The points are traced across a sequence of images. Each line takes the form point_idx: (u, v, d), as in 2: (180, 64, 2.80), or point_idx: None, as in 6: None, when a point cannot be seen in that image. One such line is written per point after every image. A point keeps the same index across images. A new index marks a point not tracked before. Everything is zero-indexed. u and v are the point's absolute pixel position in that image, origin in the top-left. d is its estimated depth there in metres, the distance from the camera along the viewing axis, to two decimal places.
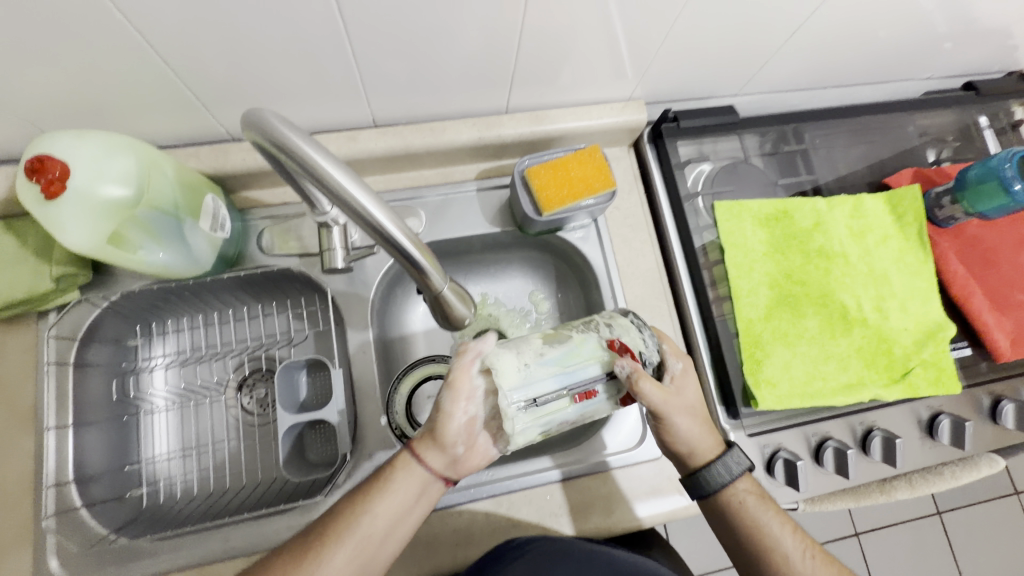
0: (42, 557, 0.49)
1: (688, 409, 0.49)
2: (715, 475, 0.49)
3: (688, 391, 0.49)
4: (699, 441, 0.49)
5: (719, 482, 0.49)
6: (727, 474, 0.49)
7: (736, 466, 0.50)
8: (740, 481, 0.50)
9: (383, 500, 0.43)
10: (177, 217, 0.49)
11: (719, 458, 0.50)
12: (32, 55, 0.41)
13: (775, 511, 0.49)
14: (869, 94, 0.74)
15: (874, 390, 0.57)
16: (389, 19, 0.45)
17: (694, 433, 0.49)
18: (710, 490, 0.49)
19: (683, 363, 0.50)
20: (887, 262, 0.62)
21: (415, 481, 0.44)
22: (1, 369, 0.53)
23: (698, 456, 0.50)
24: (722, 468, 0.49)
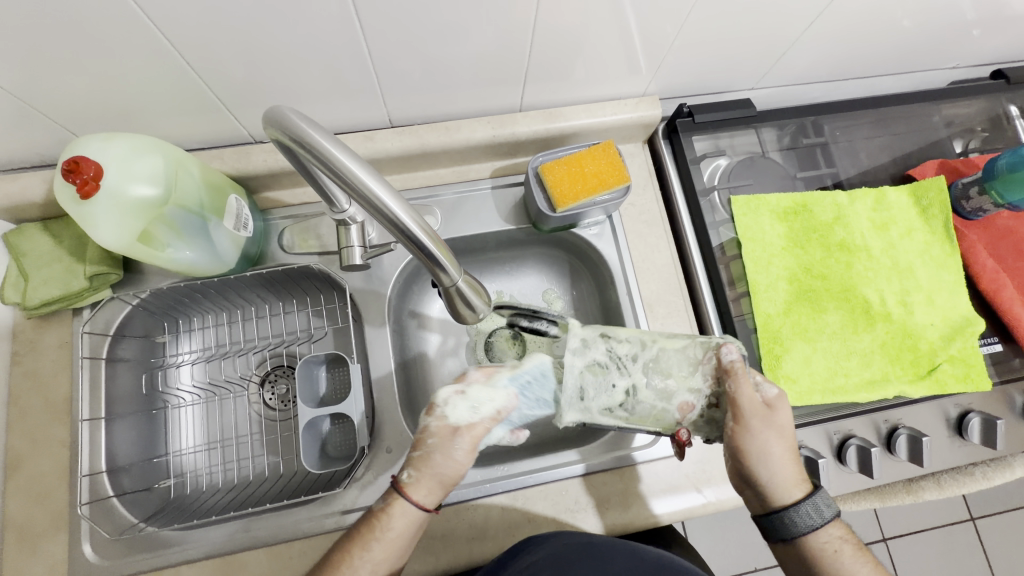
0: (76, 543, 0.51)
1: (777, 428, 0.46)
2: (803, 516, 0.44)
3: (783, 413, 0.46)
4: (780, 468, 0.46)
5: (807, 525, 0.44)
6: (817, 517, 0.44)
7: (826, 508, 0.45)
8: (833, 528, 0.44)
9: (380, 548, 0.43)
10: (202, 216, 0.51)
11: (807, 497, 0.45)
12: (68, 64, 0.43)
13: (874, 567, 0.44)
14: (891, 85, 0.72)
15: (898, 386, 0.56)
16: (405, 21, 0.46)
17: (778, 455, 0.46)
18: (796, 533, 0.44)
19: (777, 387, 0.48)
20: (913, 256, 0.60)
21: (410, 522, 0.45)
22: (38, 363, 0.56)
23: (783, 491, 0.46)
24: (811, 510, 0.44)
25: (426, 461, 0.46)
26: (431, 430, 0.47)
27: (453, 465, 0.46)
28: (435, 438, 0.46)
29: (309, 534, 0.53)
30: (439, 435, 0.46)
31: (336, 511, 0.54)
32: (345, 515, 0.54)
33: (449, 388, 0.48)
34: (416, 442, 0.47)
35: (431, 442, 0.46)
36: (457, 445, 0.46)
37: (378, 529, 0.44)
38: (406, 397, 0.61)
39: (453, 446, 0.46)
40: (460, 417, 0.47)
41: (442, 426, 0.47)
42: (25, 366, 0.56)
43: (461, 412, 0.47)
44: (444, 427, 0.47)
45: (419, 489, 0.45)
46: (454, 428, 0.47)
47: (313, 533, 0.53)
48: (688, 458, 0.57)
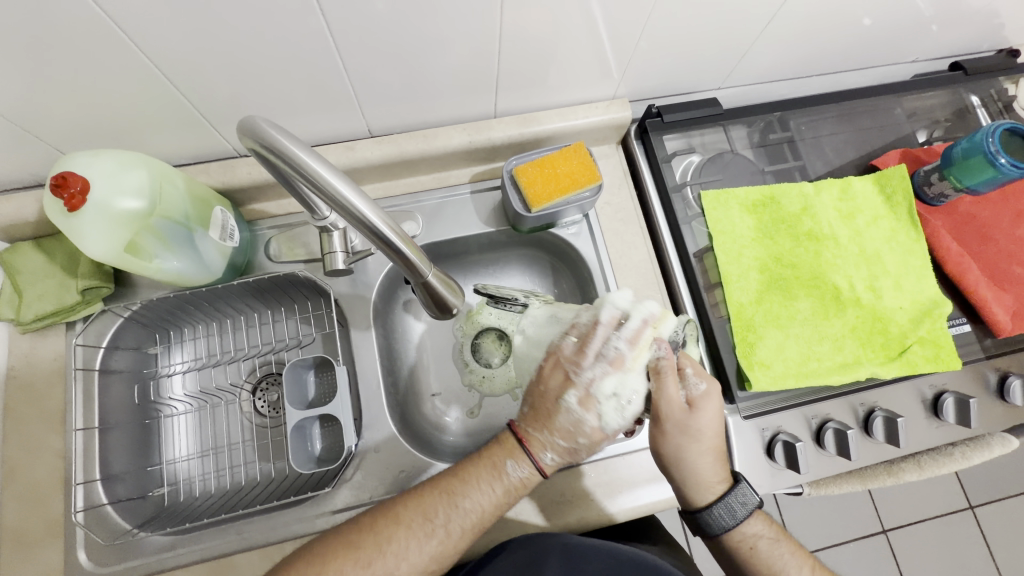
0: (72, 551, 0.52)
1: (694, 432, 0.48)
2: (715, 517, 0.49)
3: (704, 414, 0.48)
4: (699, 472, 0.48)
5: (720, 525, 0.49)
6: (729, 519, 0.48)
7: (741, 508, 0.49)
8: (751, 525, 0.49)
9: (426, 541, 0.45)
10: (188, 226, 0.53)
11: (719, 499, 0.48)
12: (57, 87, 0.46)
13: (792, 551, 0.50)
14: (856, 80, 0.75)
15: (869, 368, 0.57)
16: (378, 36, 0.48)
17: (693, 456, 0.48)
18: (712, 531, 0.49)
19: (708, 384, 0.48)
20: (879, 242, 0.62)
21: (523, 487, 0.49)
22: (32, 377, 0.57)
23: (699, 492, 0.49)
24: (723, 511, 0.48)
25: (571, 453, 0.49)
26: (587, 432, 0.48)
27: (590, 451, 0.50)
28: (587, 437, 0.48)
29: (301, 534, 0.54)
30: (592, 437, 0.48)
31: (327, 511, 0.55)
32: (335, 514, 0.55)
33: (615, 386, 0.47)
34: (570, 438, 0.48)
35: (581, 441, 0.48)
36: (602, 441, 0.49)
37: (505, 487, 0.48)
38: (393, 399, 0.62)
39: (602, 442, 0.49)
40: (615, 420, 0.48)
41: (595, 429, 0.48)
42: (20, 380, 0.57)
43: (615, 415, 0.48)
44: (597, 432, 0.48)
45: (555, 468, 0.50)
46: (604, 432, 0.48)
47: (304, 533, 0.54)
48: None
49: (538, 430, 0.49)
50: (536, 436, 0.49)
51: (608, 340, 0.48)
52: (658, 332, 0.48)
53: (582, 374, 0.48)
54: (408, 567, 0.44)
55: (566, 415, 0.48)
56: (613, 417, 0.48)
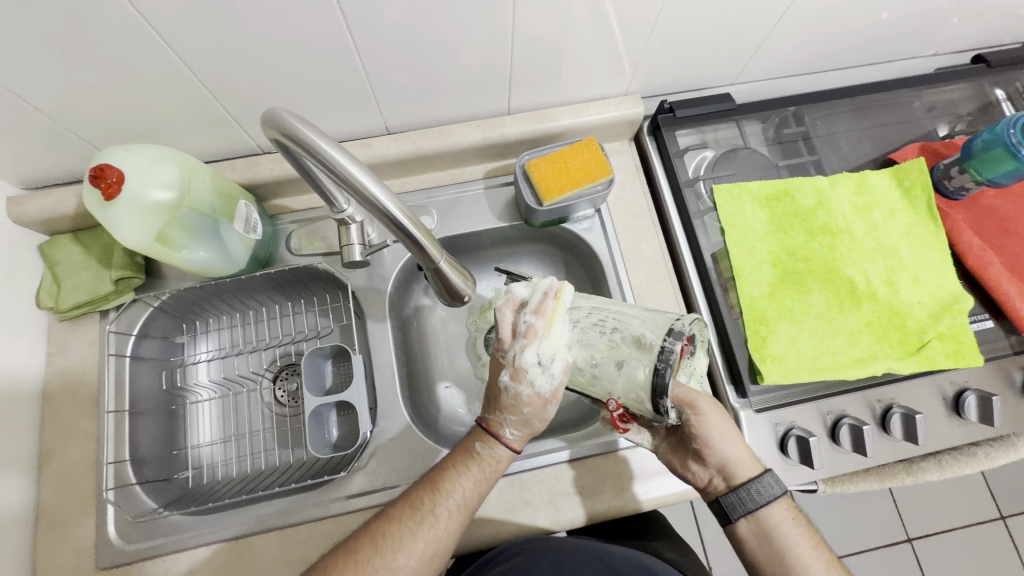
0: (102, 527, 0.55)
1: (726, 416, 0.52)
2: (768, 485, 0.50)
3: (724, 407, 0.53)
4: (738, 449, 0.51)
5: (765, 495, 0.50)
6: (772, 491, 0.50)
7: (777, 485, 0.51)
8: (782, 504, 0.51)
9: (422, 535, 0.46)
10: (214, 218, 0.55)
11: (760, 474, 0.51)
12: (98, 87, 0.49)
13: (814, 541, 0.50)
14: (873, 74, 0.74)
15: (886, 363, 0.56)
16: (395, 36, 0.50)
17: (733, 441, 0.51)
18: (760, 502, 0.50)
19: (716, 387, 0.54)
20: (896, 236, 0.61)
21: (499, 463, 0.49)
22: (68, 362, 0.61)
23: (740, 468, 0.51)
24: (770, 482, 0.51)
25: (525, 423, 0.48)
26: (525, 400, 0.47)
27: (545, 419, 0.49)
28: (531, 405, 0.47)
29: (317, 518, 0.55)
30: (535, 405, 0.47)
31: (342, 496, 0.56)
32: (350, 499, 0.56)
33: (529, 351, 0.45)
34: (513, 408, 0.47)
35: (525, 409, 0.47)
36: (550, 404, 0.48)
37: (483, 469, 0.49)
38: (407, 389, 0.64)
39: (548, 407, 0.48)
40: (543, 383, 0.46)
41: (533, 397, 0.47)
42: (58, 365, 0.61)
43: (543, 379, 0.46)
44: (536, 397, 0.47)
45: (515, 440, 0.49)
46: (545, 398, 0.47)
47: (320, 517, 0.56)
48: None
49: (494, 413, 0.49)
50: (493, 417, 0.49)
51: (519, 313, 0.48)
52: (561, 301, 0.47)
53: (507, 353, 0.47)
54: (405, 557, 0.45)
55: (505, 393, 0.47)
56: (537, 382, 0.46)
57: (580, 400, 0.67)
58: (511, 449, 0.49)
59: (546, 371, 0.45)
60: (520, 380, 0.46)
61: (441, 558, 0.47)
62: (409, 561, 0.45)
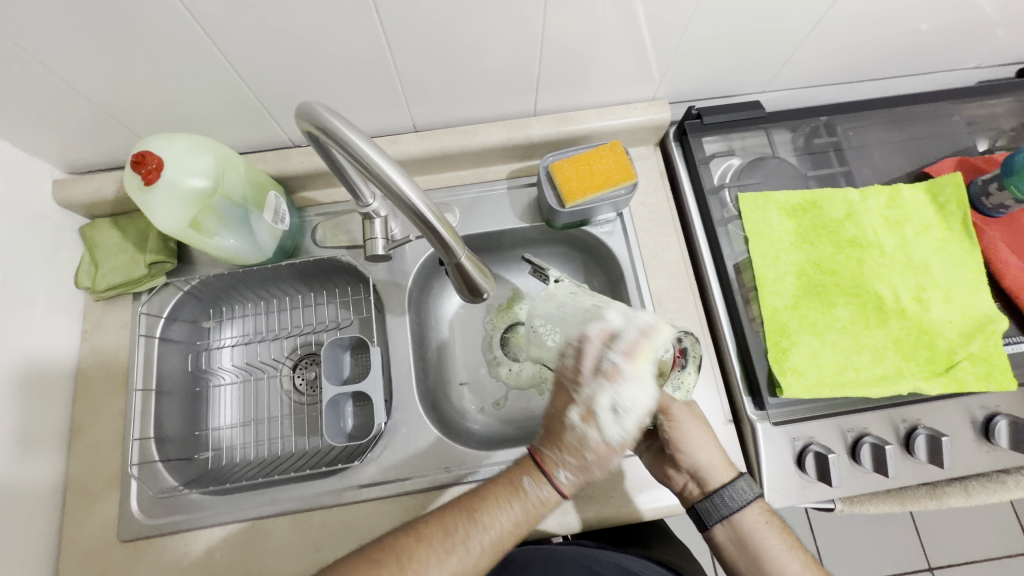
0: (125, 501, 0.57)
1: (698, 423, 0.54)
2: (740, 491, 0.52)
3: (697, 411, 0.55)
4: (711, 455, 0.53)
5: (739, 501, 0.52)
6: (746, 495, 0.52)
7: (751, 490, 0.52)
8: (756, 507, 0.52)
9: (451, 564, 0.44)
10: (245, 208, 0.57)
11: (733, 479, 0.52)
12: (143, 78, 0.51)
13: (790, 543, 0.52)
14: (911, 86, 0.72)
15: (912, 382, 0.55)
16: (427, 36, 0.51)
17: (704, 448, 0.53)
18: (734, 507, 0.51)
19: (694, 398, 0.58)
20: (928, 252, 0.60)
21: (546, 505, 0.47)
22: (101, 341, 0.63)
23: (712, 475, 0.53)
24: (743, 487, 0.52)
25: (584, 469, 0.47)
26: (592, 448, 0.45)
27: (607, 467, 0.47)
28: (597, 453, 0.45)
29: (329, 505, 0.56)
30: (600, 453, 0.45)
31: (354, 485, 0.57)
32: (361, 489, 0.57)
33: (606, 396, 0.44)
34: (577, 451, 0.46)
35: (590, 457, 0.46)
36: (615, 454, 0.46)
37: (526, 507, 0.47)
38: (422, 384, 0.64)
39: (612, 456, 0.46)
40: (618, 433, 0.44)
41: (601, 446, 0.45)
42: (92, 343, 0.63)
43: (617, 430, 0.44)
44: (604, 446, 0.45)
45: (569, 486, 0.47)
46: (613, 449, 0.45)
47: (332, 504, 0.57)
48: None
49: (552, 450, 0.47)
50: (549, 453, 0.47)
51: (607, 349, 0.45)
52: (655, 344, 0.44)
53: (583, 391, 0.45)
54: None
55: (572, 434, 0.46)
56: (609, 432, 0.44)
57: None
58: (562, 493, 0.47)
59: (620, 423, 0.44)
60: (588, 429, 0.45)
61: None
62: None
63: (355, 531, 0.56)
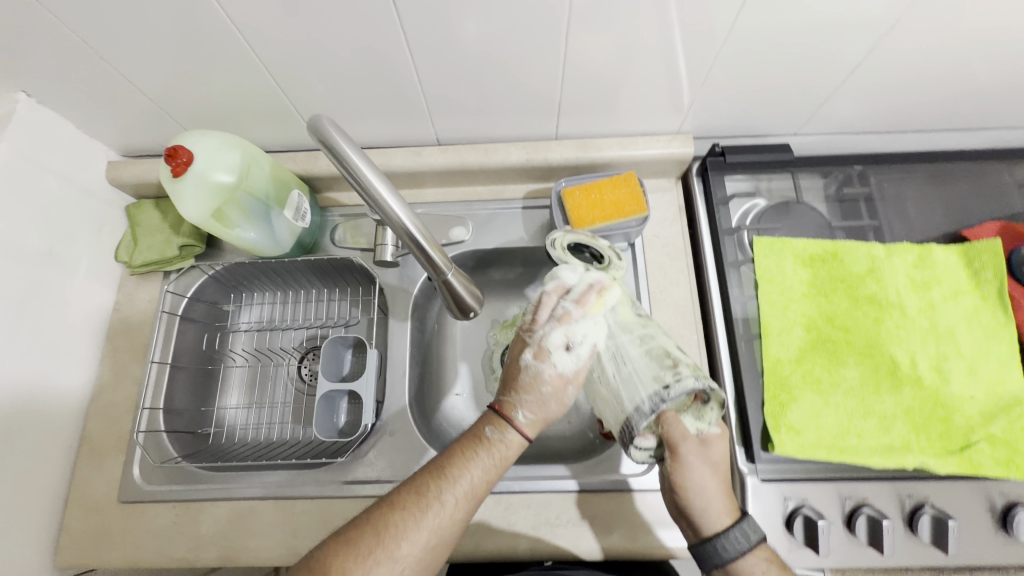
0: (129, 464, 0.61)
1: (712, 464, 0.48)
2: (732, 541, 0.46)
3: (719, 449, 0.49)
4: (712, 498, 0.47)
5: (736, 549, 0.46)
6: (745, 542, 0.46)
7: (751, 534, 0.47)
8: (758, 551, 0.46)
9: (426, 524, 0.42)
10: (267, 204, 0.60)
11: (734, 525, 0.47)
12: (190, 77, 0.55)
13: None
14: (960, 141, 0.68)
15: (920, 458, 0.51)
16: (451, 54, 0.53)
17: (707, 488, 0.47)
18: (727, 559, 0.46)
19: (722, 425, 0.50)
20: (956, 320, 0.56)
21: (513, 446, 0.47)
22: (130, 313, 0.68)
23: (712, 519, 0.47)
24: (740, 535, 0.46)
25: (542, 406, 0.48)
26: (547, 381, 0.49)
27: (563, 407, 0.49)
28: (552, 386, 0.49)
29: (311, 496, 0.58)
30: (555, 386, 0.49)
31: (336, 480, 0.59)
32: (343, 485, 0.59)
33: (562, 329, 0.50)
34: (534, 390, 0.49)
35: (546, 392, 0.49)
36: (571, 388, 0.49)
37: (494, 453, 0.46)
38: (417, 389, 0.66)
39: (569, 391, 0.49)
40: (570, 364, 0.49)
41: (556, 379, 0.49)
42: (123, 313, 0.68)
43: (570, 360, 0.49)
44: (559, 379, 0.49)
45: (529, 427, 0.48)
46: (568, 380, 0.49)
47: (313, 495, 0.58)
48: None
49: (507, 393, 0.49)
50: (507, 398, 0.49)
51: (560, 299, 0.52)
52: (605, 297, 0.52)
53: (535, 333, 0.50)
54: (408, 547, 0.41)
55: (527, 373, 0.49)
56: (564, 361, 0.49)
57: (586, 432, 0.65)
58: (524, 433, 0.47)
59: (577, 354, 0.49)
60: (541, 365, 0.49)
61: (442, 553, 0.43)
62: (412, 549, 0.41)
63: (330, 525, 0.57)
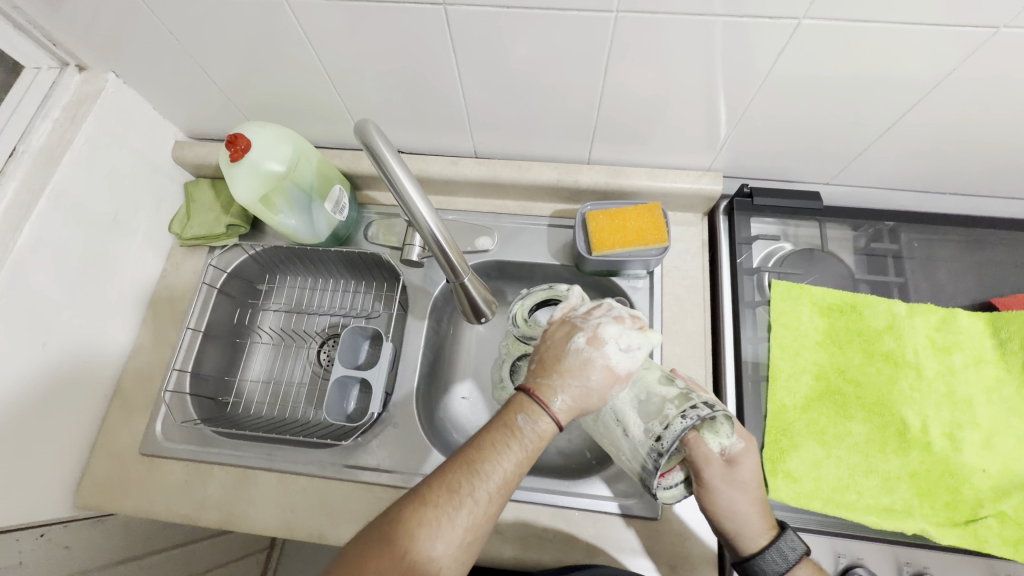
0: (153, 419, 0.65)
1: (741, 485, 0.48)
2: (770, 563, 0.46)
3: (747, 467, 0.48)
4: (745, 518, 0.48)
5: (774, 570, 0.45)
6: (782, 562, 0.46)
7: (791, 552, 0.46)
8: (799, 568, 0.46)
9: (460, 520, 0.40)
10: (310, 195, 0.65)
11: (772, 543, 0.47)
12: (258, 74, 0.61)
13: None
14: (1003, 208, 0.67)
15: (921, 524, 0.50)
16: (496, 75, 0.56)
17: (739, 508, 0.48)
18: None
19: (747, 441, 0.49)
20: (974, 389, 0.55)
21: (546, 433, 0.44)
22: (175, 280, 0.74)
23: (747, 539, 0.48)
24: (777, 555, 0.46)
25: (583, 394, 0.45)
26: (596, 369, 0.45)
27: (603, 400, 0.46)
28: (599, 377, 0.46)
29: (312, 474, 0.61)
30: (602, 378, 0.46)
31: (337, 463, 0.62)
32: (342, 468, 0.61)
33: (619, 326, 0.47)
34: (578, 374, 0.45)
35: (591, 381, 0.45)
36: (616, 387, 0.46)
37: (524, 443, 0.43)
38: (424, 387, 0.68)
39: (614, 389, 0.46)
40: (623, 360, 0.46)
41: (605, 372, 0.46)
42: (168, 280, 0.74)
43: (623, 357, 0.46)
44: (607, 370, 0.46)
45: (565, 412, 0.45)
46: (615, 377, 0.46)
47: (313, 474, 0.61)
48: (668, 528, 0.55)
49: (546, 378, 0.46)
50: (546, 381, 0.46)
51: (617, 308, 0.50)
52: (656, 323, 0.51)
53: (588, 322, 0.48)
54: (442, 548, 0.39)
55: (574, 357, 0.46)
56: (619, 359, 0.46)
57: (584, 452, 0.65)
58: (559, 418, 0.44)
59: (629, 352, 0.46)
60: (591, 355, 0.46)
61: (478, 545, 0.41)
62: (449, 546, 0.39)
63: (326, 505, 0.60)
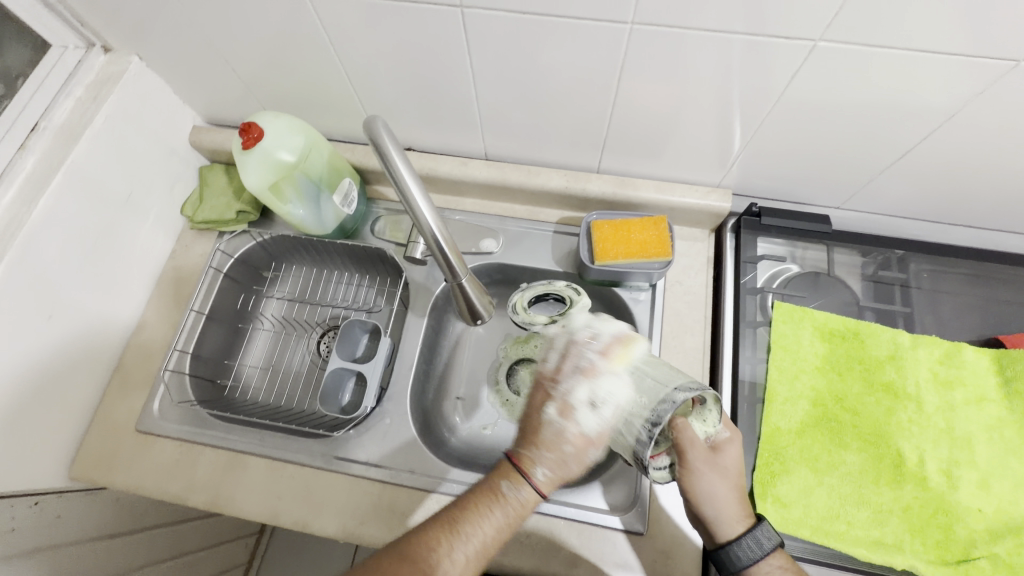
0: (151, 397, 0.66)
1: (722, 471, 0.48)
2: (744, 549, 0.46)
3: (730, 455, 0.49)
4: (724, 504, 0.48)
5: (747, 557, 0.46)
6: (757, 550, 0.47)
7: (767, 541, 0.47)
8: (773, 558, 0.47)
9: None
10: (319, 186, 0.65)
11: (748, 531, 0.47)
12: (277, 66, 0.62)
13: None
14: (1016, 244, 0.66)
15: (910, 560, 0.49)
16: (509, 80, 0.57)
17: (718, 494, 0.48)
18: (740, 568, 0.47)
19: (732, 431, 0.50)
20: (974, 427, 0.54)
21: (528, 501, 0.45)
22: (182, 262, 0.75)
23: (724, 525, 0.48)
24: (752, 543, 0.47)
25: (561, 464, 0.46)
26: (569, 438, 0.47)
27: (582, 465, 0.47)
28: (573, 445, 0.47)
29: (301, 463, 0.61)
30: (577, 445, 0.47)
31: (326, 454, 0.62)
32: (331, 459, 0.61)
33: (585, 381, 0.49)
34: (552, 444, 0.46)
35: (566, 450, 0.46)
36: (592, 450, 0.47)
37: (508, 509, 0.44)
38: (419, 384, 0.69)
39: (590, 451, 0.47)
40: (594, 422, 0.47)
41: (578, 437, 0.47)
42: (176, 261, 0.75)
43: (593, 417, 0.47)
44: (580, 436, 0.47)
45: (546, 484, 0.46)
46: (587, 441, 0.47)
47: (302, 462, 0.61)
48: (652, 543, 0.54)
49: (526, 447, 0.47)
50: (525, 452, 0.46)
51: (585, 351, 0.51)
52: (629, 351, 0.51)
53: (559, 386, 0.49)
54: None
55: (549, 427, 0.47)
56: (587, 420, 0.47)
57: None
58: (541, 490, 0.45)
59: (598, 409, 0.47)
60: (562, 422, 0.47)
61: None
62: None
63: (313, 495, 0.60)
